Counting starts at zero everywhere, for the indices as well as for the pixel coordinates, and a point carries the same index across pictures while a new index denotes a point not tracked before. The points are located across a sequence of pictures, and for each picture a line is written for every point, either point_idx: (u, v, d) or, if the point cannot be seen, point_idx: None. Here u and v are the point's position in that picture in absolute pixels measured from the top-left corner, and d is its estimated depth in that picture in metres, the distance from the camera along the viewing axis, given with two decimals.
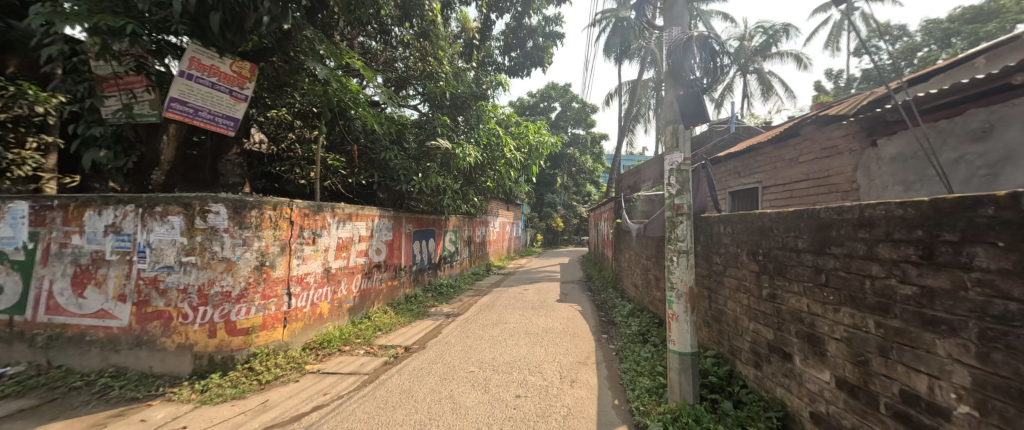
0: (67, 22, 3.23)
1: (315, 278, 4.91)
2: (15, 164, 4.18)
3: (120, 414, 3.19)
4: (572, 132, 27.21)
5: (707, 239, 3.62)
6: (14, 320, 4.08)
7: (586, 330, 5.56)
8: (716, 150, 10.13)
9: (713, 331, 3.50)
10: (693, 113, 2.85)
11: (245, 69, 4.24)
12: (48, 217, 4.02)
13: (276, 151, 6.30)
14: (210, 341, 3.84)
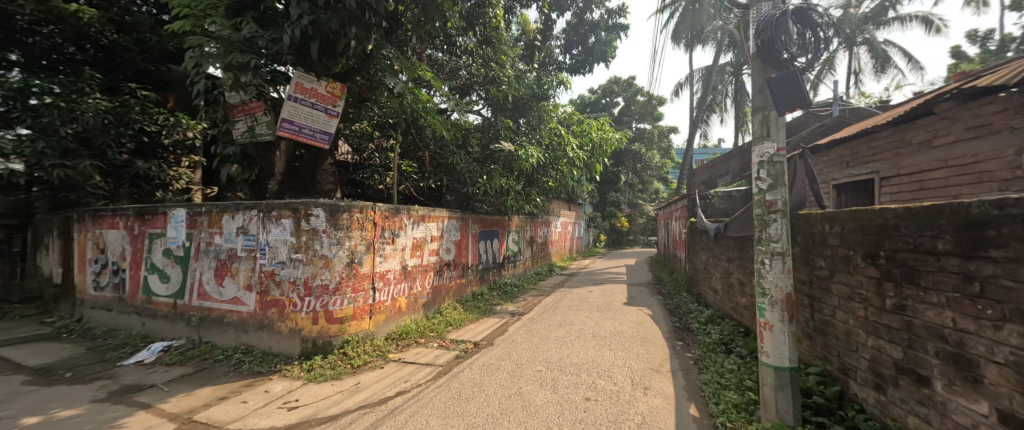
0: (210, 62, 3.83)
1: (395, 275, 5.26)
2: (176, 178, 6.24)
3: (250, 385, 3.82)
4: (637, 127, 26.13)
5: (808, 239, 3.23)
6: (177, 303, 5.02)
7: (659, 336, 5.29)
8: (814, 137, 8.99)
9: (817, 345, 3.10)
10: (788, 98, 2.55)
11: (337, 89, 4.63)
12: (199, 220, 4.90)
13: (358, 160, 6.81)
14: (314, 327, 4.31)
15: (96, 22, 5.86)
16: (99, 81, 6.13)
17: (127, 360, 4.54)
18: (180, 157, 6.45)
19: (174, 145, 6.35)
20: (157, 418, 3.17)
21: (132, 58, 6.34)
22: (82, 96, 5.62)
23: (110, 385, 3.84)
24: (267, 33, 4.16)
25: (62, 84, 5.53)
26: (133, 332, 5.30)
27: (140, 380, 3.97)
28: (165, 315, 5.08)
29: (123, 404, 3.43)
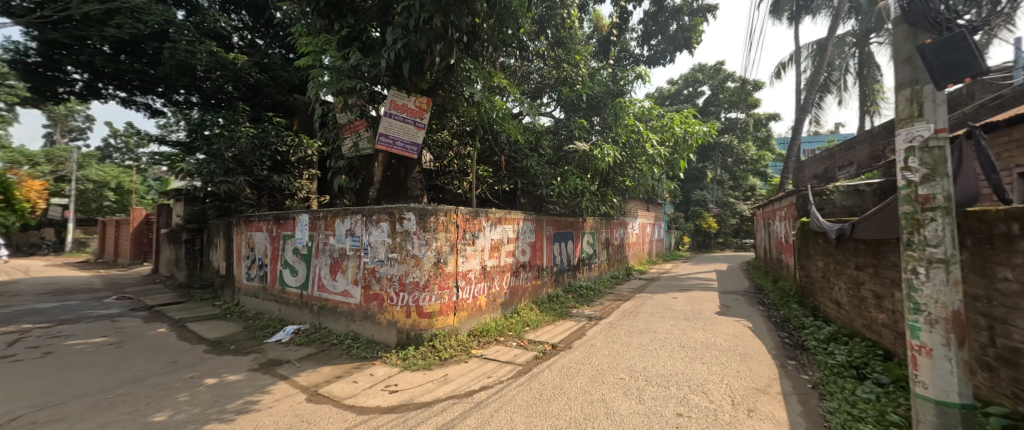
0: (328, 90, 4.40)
1: (475, 274, 5.49)
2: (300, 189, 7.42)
3: (358, 368, 4.34)
4: (725, 117, 23.76)
5: (984, 244, 2.62)
6: (303, 294, 5.87)
7: (763, 352, 4.72)
8: (980, 115, 7.24)
9: (1001, 377, 2.49)
10: (949, 67, 2.08)
11: (424, 103, 5.01)
12: (318, 224, 5.67)
13: (438, 167, 7.24)
14: (407, 320, 4.70)
15: (245, 66, 7.72)
16: (248, 113, 7.83)
17: (269, 338, 5.45)
18: (303, 171, 7.68)
19: (299, 161, 7.62)
20: (290, 392, 3.79)
21: (271, 92, 8.10)
22: (237, 125, 7.14)
23: (261, 358, 4.70)
24: (367, 59, 4.60)
25: (224, 117, 7.13)
26: (273, 316, 6.34)
27: (279, 355, 4.77)
28: (295, 303, 5.98)
29: (267, 376, 4.17)
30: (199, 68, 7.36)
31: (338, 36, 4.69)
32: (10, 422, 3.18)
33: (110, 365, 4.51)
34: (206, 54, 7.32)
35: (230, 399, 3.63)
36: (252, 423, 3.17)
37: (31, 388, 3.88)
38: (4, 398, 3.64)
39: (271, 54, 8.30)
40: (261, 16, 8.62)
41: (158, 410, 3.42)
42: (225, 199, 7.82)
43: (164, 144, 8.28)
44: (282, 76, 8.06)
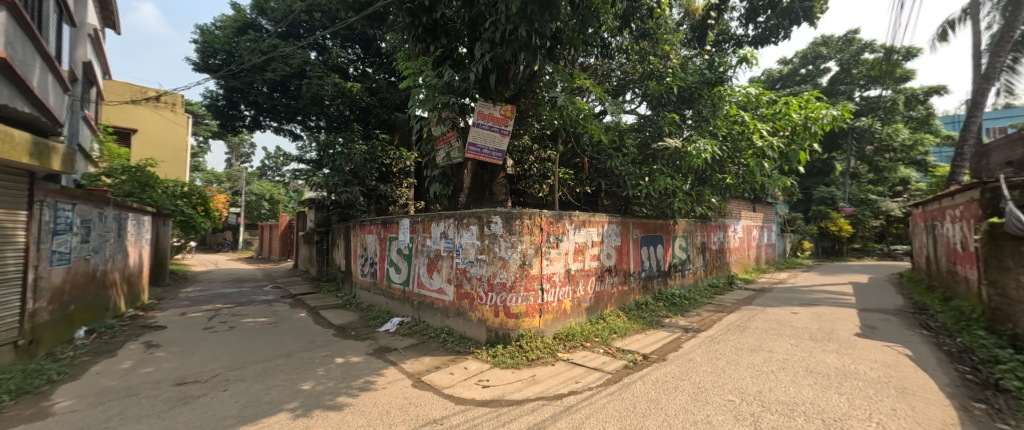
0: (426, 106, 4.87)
1: (560, 278, 5.51)
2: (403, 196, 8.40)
3: (454, 361, 4.71)
4: (861, 96, 19.74)
5: None
6: (405, 290, 6.59)
7: (929, 388, 3.77)
8: None
9: None
10: None
11: (508, 110, 5.25)
12: (417, 227, 6.33)
13: (517, 173, 7.41)
14: (496, 319, 4.98)
15: (357, 90, 8.84)
16: (361, 131, 9.07)
17: (380, 327, 6.23)
18: (404, 181, 8.60)
19: (401, 172, 8.60)
20: (398, 376, 4.29)
21: (378, 112, 9.17)
22: (351, 141, 8.36)
23: (374, 344, 5.42)
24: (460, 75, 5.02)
25: (342, 136, 8.39)
26: (381, 308, 7.24)
27: (388, 343, 5.44)
28: (399, 297, 6.76)
29: (380, 360, 4.79)
30: (326, 97, 8.82)
31: (434, 56, 5.17)
32: (211, 378, 4.23)
33: (271, 340, 5.66)
34: (331, 85, 8.75)
35: (354, 377, 4.27)
36: (371, 401, 3.68)
37: (222, 353, 5.09)
38: (206, 359, 4.85)
39: (378, 79, 9.51)
40: (371, 47, 9.97)
41: (303, 380, 4.19)
42: (344, 207, 9.19)
43: (302, 162, 10.12)
44: (387, 97, 9.20)
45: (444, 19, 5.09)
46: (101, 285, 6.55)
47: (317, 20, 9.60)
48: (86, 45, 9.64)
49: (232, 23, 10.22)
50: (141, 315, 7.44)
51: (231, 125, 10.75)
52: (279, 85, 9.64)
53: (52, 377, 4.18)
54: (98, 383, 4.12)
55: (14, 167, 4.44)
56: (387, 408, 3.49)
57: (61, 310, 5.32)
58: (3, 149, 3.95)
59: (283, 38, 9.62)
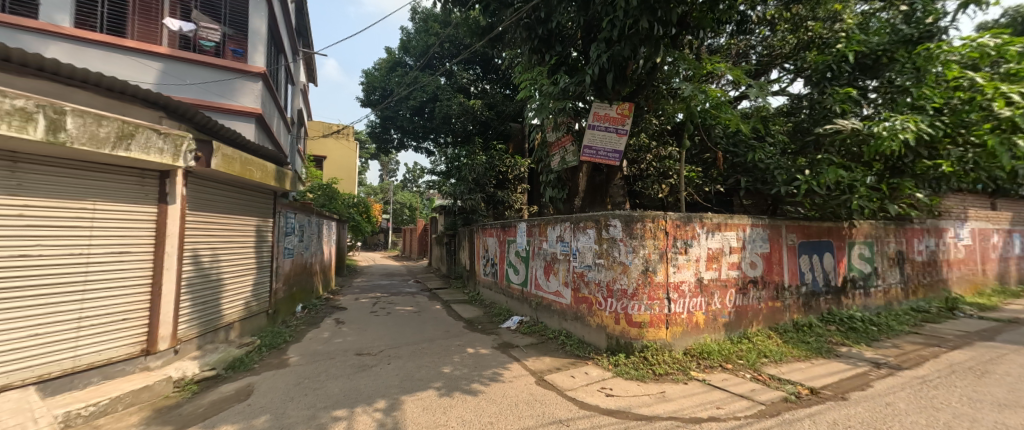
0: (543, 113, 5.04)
1: (690, 287, 4.96)
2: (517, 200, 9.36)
3: (574, 364, 4.73)
4: None
5: None
6: (523, 290, 6.97)
7: None
8: None
9: None
10: None
11: (626, 108, 5.09)
12: (534, 231, 6.76)
13: (634, 172, 6.91)
14: (617, 326, 4.82)
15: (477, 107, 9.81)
16: (482, 144, 9.96)
17: (502, 324, 6.68)
18: (518, 186, 9.43)
19: (516, 178, 9.40)
20: (523, 372, 4.54)
21: (494, 124, 10.09)
22: (471, 153, 9.37)
23: (499, 339, 5.86)
24: (574, 79, 5.05)
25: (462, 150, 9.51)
26: (502, 306, 7.79)
27: (511, 339, 5.81)
28: (517, 297, 7.19)
29: (505, 354, 5.15)
30: (453, 115, 10.00)
31: (548, 64, 5.31)
32: (379, 352, 5.24)
33: (418, 326, 6.69)
34: (457, 104, 9.87)
35: (484, 368, 4.71)
36: (501, 391, 4.00)
37: (384, 333, 6.25)
38: (374, 337, 6.02)
39: (496, 93, 10.33)
40: (489, 65, 10.91)
41: (444, 364, 4.83)
42: (467, 212, 10.23)
43: (434, 174, 11.71)
44: (503, 109, 9.92)
45: (559, 27, 5.23)
46: (309, 273, 8.82)
47: (446, 50, 11.02)
48: (299, 95, 13.01)
49: (384, 63, 12.51)
50: (331, 298, 9.67)
51: (385, 147, 13.11)
52: (418, 110, 11.37)
53: (284, 339, 5.82)
54: (310, 347, 5.55)
55: (267, 189, 6.41)
56: (515, 401, 3.74)
57: (288, 290, 7.40)
58: (262, 177, 5.75)
59: (421, 69, 11.34)
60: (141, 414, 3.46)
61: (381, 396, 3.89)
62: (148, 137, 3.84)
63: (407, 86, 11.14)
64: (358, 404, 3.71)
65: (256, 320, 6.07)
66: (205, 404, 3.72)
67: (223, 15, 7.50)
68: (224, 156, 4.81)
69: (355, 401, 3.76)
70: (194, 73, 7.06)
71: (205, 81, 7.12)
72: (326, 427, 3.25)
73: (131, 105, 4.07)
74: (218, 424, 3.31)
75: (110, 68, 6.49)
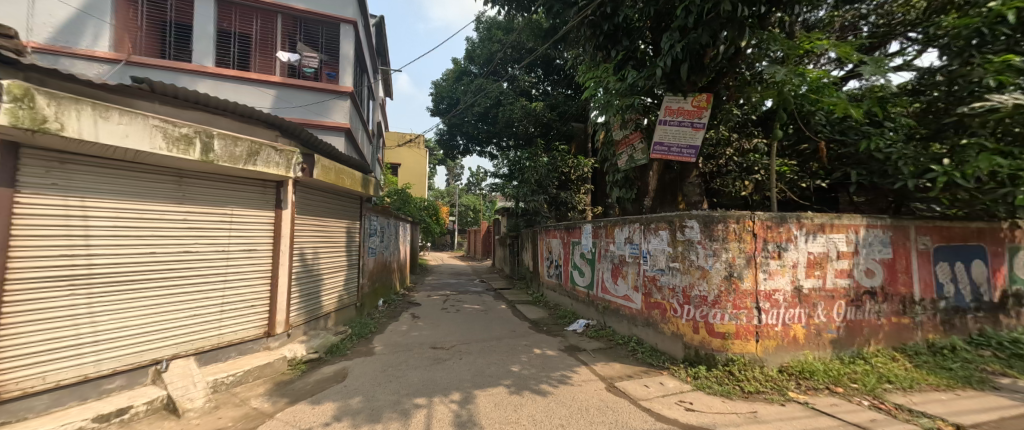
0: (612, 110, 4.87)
1: (786, 297, 4.38)
2: (580, 201, 9.41)
3: (648, 373, 4.49)
4: None
5: None
6: (590, 293, 6.95)
7: None
8: None
9: None
10: None
11: (703, 100, 4.80)
12: (600, 232, 6.72)
13: (711, 169, 6.32)
14: (695, 336, 4.46)
15: (540, 110, 9.93)
16: (544, 146, 10.01)
17: (568, 326, 6.68)
18: (581, 187, 9.50)
19: (578, 178, 9.46)
20: (591, 377, 4.43)
21: (556, 124, 10.13)
22: (533, 156, 9.51)
23: (565, 341, 5.82)
24: (644, 73, 4.80)
25: (525, 153, 9.70)
26: (568, 308, 7.79)
27: (578, 342, 5.72)
28: (583, 300, 7.18)
29: (572, 357, 5.09)
30: (516, 119, 10.20)
31: (615, 60, 5.15)
32: (451, 347, 5.55)
33: (487, 324, 6.93)
34: (520, 108, 10.12)
35: (552, 369, 4.70)
36: (570, 394, 3.95)
37: (455, 329, 6.58)
38: (446, 332, 6.38)
39: (558, 94, 10.41)
40: (551, 67, 10.92)
41: (512, 362, 4.93)
42: (530, 214, 10.41)
43: (498, 177, 12.17)
44: (565, 110, 10.06)
45: (627, 21, 5.02)
46: (388, 270, 9.65)
47: (509, 55, 11.25)
48: (378, 108, 14.29)
49: (452, 73, 13.21)
50: (407, 294, 10.44)
51: (452, 153, 13.71)
52: (482, 116, 11.73)
53: (369, 329, 6.46)
54: (391, 338, 6.08)
55: (354, 194, 7.19)
56: (585, 405, 3.67)
57: (371, 286, 8.20)
58: (353, 183, 6.53)
59: (484, 76, 11.63)
60: (265, 386, 4.14)
61: (456, 388, 4.11)
62: (267, 154, 4.60)
63: (472, 94, 11.47)
64: (435, 394, 3.97)
65: (346, 311, 6.83)
66: (310, 382, 4.31)
67: (320, 43, 8.62)
68: (323, 167, 5.54)
69: (432, 392, 4.03)
70: (299, 96, 8.24)
71: (308, 102, 8.28)
72: (408, 413, 3.54)
73: (256, 127, 4.76)
74: (321, 401, 3.81)
75: (241, 97, 7.83)
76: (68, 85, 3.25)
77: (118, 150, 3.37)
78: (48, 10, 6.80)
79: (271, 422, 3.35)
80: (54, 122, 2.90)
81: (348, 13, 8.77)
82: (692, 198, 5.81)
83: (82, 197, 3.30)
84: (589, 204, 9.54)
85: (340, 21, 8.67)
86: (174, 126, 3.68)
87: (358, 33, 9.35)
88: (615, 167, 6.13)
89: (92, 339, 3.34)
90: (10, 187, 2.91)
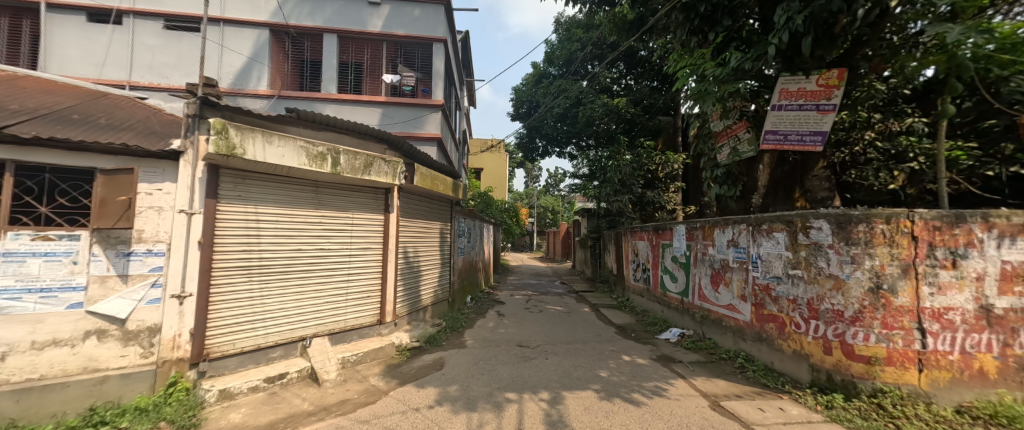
0: (711, 99, 4.40)
1: (964, 319, 3.40)
2: (670, 201, 8.90)
3: (762, 394, 3.88)
4: None
5: None
6: (684, 300, 6.48)
7: None
8: None
9: None
10: None
11: (833, 77, 4.17)
12: (696, 234, 6.25)
13: (845, 159, 5.25)
14: (827, 358, 3.74)
15: (624, 106, 9.62)
16: (627, 143, 9.62)
17: (660, 335, 6.30)
18: (670, 185, 8.94)
19: (667, 176, 8.97)
20: (691, 391, 4.00)
21: (642, 120, 9.73)
22: (618, 154, 9.19)
23: (657, 350, 5.47)
24: (750, 54, 4.20)
25: (608, 152, 9.46)
26: (657, 315, 7.44)
27: (672, 353, 5.33)
28: (676, 307, 6.71)
29: (666, 368, 4.71)
30: (598, 118, 9.97)
31: (713, 44, 4.67)
32: (537, 346, 5.64)
33: (571, 326, 6.87)
34: (601, 106, 9.88)
35: (645, 378, 4.41)
36: (667, 407, 3.64)
37: (540, 329, 6.65)
38: (531, 331, 6.50)
39: (642, 88, 10.03)
40: (633, 59, 10.50)
41: (600, 367, 4.80)
42: (614, 215, 10.14)
43: (577, 177, 12.10)
44: (651, 103, 9.74)
45: None
46: (474, 269, 10.23)
47: (590, 53, 10.95)
48: (463, 118, 15.25)
49: (532, 77, 13.41)
50: (492, 292, 10.91)
51: (531, 156, 13.84)
52: (562, 117, 11.65)
53: (460, 323, 6.94)
54: (480, 333, 6.44)
55: (447, 198, 7.84)
56: (683, 422, 3.34)
57: (460, 283, 8.78)
58: (446, 188, 7.23)
59: (564, 77, 11.54)
60: (379, 367, 4.78)
61: (545, 387, 4.17)
62: (379, 165, 5.32)
63: (553, 96, 11.54)
64: (525, 390, 4.09)
65: (440, 306, 7.45)
66: (415, 367, 4.83)
67: (416, 63, 9.62)
68: (421, 175, 6.23)
69: (522, 388, 4.16)
70: (401, 113, 9.32)
71: (408, 118, 9.34)
72: (501, 406, 3.72)
73: (370, 143, 5.46)
74: (425, 385, 4.24)
75: (356, 117, 9.16)
76: (247, 119, 4.20)
77: (278, 167, 4.26)
78: (230, 62, 8.81)
79: (387, 399, 3.86)
80: (241, 149, 3.84)
81: (437, 32, 9.51)
82: (818, 194, 4.94)
83: (256, 205, 4.27)
84: (680, 204, 9.01)
85: (432, 40, 9.48)
86: (314, 146, 4.51)
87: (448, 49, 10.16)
88: (714, 163, 5.46)
89: (262, 318, 4.29)
90: (213, 198, 3.89)
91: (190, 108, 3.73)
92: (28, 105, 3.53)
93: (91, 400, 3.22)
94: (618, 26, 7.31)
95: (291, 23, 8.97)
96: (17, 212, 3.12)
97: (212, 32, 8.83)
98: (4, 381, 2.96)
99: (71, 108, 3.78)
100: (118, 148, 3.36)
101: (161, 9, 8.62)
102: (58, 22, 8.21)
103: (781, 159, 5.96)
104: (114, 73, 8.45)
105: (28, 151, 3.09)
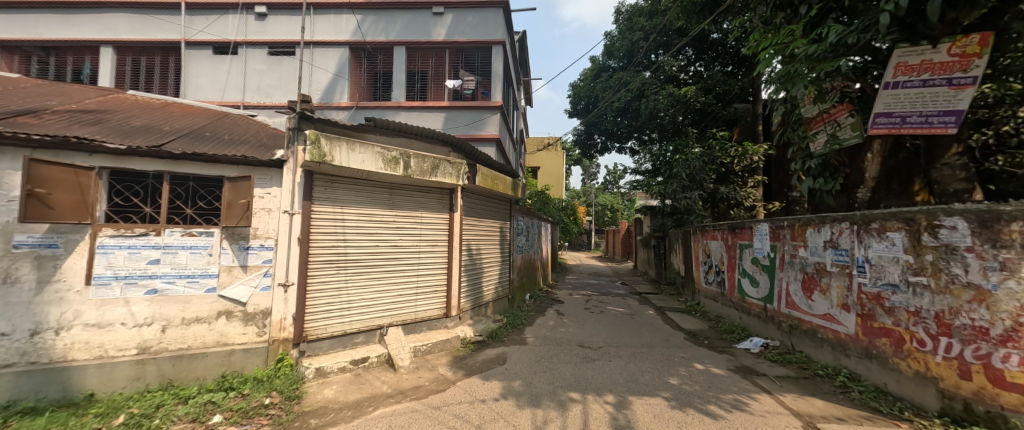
0: (801, 84, 3.85)
1: None
2: (748, 197, 8.10)
3: (872, 420, 3.30)
4: None
5: None
6: (768, 307, 5.82)
7: None
8: None
9: None
10: None
11: (973, 44, 3.39)
12: (782, 234, 5.57)
13: (990, 141, 4.28)
14: (965, 383, 3.06)
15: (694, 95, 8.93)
16: (696, 136, 8.92)
17: (739, 344, 5.74)
18: (747, 179, 8.15)
19: (744, 170, 8.17)
20: (779, 409, 3.54)
21: (715, 110, 9.02)
22: (686, 148, 8.55)
23: (736, 361, 4.97)
24: (855, 25, 3.57)
25: (675, 146, 8.87)
26: (734, 322, 6.77)
27: (754, 365, 4.81)
28: (757, 314, 6.06)
29: (749, 381, 4.26)
30: (662, 110, 9.33)
31: (806, 18, 4.08)
32: (599, 348, 5.49)
33: (636, 329, 6.56)
34: (666, 96, 9.25)
35: (723, 390, 4.03)
36: (750, 423, 3.29)
37: (603, 331, 6.45)
38: (593, 332, 6.34)
39: (715, 73, 9.30)
40: (704, 43, 9.75)
41: (669, 374, 4.51)
42: (681, 214, 9.50)
43: (639, 173, 11.53)
44: (725, 90, 9.00)
45: None
46: (532, 267, 10.27)
47: (655, 41, 10.30)
48: (520, 119, 15.43)
49: (590, 71, 13.01)
50: (550, 291, 10.85)
51: (589, 153, 13.41)
52: (622, 111, 11.09)
53: (520, 320, 7.03)
54: (541, 331, 6.45)
55: (506, 197, 8.02)
56: None
57: (519, 280, 8.89)
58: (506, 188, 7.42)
59: (626, 69, 11.00)
60: (446, 358, 5.05)
61: (610, 390, 4.04)
62: (444, 167, 5.63)
63: (614, 89, 11.12)
64: (591, 392, 4.01)
65: (500, 303, 7.62)
66: (480, 361, 5.00)
67: (477, 67, 10.02)
68: (483, 175, 6.44)
69: (586, 389, 4.09)
70: (463, 116, 9.74)
71: (469, 121, 9.73)
72: (565, 405, 3.69)
73: (436, 147, 5.75)
74: (489, 378, 4.37)
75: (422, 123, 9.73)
76: (336, 129, 4.68)
77: (360, 172, 4.69)
78: (319, 79, 9.85)
79: (454, 389, 4.06)
80: (330, 156, 4.31)
81: (497, 35, 9.75)
82: (949, 187, 4.08)
83: (342, 206, 4.75)
84: (762, 199, 8.10)
85: (491, 43, 9.74)
86: (389, 151, 4.90)
87: (506, 51, 10.34)
88: (806, 154, 4.76)
89: (347, 309, 4.77)
90: (309, 201, 4.42)
91: (291, 122, 4.25)
92: (175, 127, 4.34)
93: (222, 369, 3.91)
94: (687, 9, 6.77)
95: (368, 40, 9.83)
96: (172, 214, 3.86)
97: (304, 54, 9.97)
98: (164, 348, 3.72)
99: (205, 127, 4.58)
100: (239, 159, 4.01)
101: (266, 38, 10.06)
102: (193, 57, 9.98)
103: (893, 144, 5.04)
104: (232, 95, 10.00)
105: (177, 164, 3.81)
